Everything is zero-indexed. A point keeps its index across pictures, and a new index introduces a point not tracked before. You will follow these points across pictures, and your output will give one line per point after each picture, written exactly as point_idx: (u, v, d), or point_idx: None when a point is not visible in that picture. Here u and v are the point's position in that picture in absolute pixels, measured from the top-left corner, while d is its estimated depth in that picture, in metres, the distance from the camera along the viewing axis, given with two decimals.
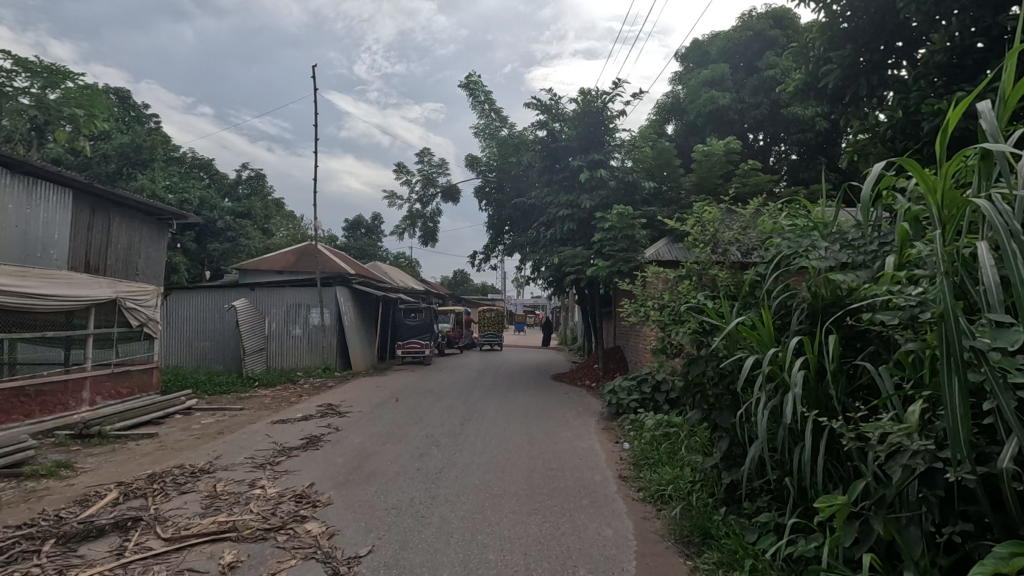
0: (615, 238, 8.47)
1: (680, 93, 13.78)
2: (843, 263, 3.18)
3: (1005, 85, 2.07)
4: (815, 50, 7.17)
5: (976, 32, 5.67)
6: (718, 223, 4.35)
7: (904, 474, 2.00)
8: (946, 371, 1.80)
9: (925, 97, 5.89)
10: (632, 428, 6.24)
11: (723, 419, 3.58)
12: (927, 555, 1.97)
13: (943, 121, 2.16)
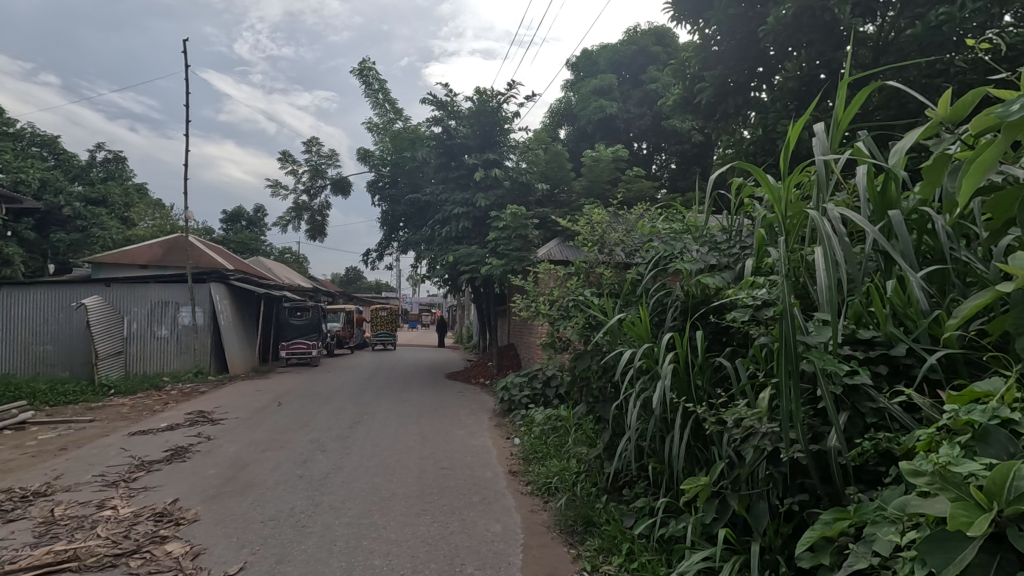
0: (510, 237, 8.61)
1: (571, 99, 14.38)
2: (711, 264, 3.49)
3: (838, 110, 2.36)
4: (690, 68, 7.81)
5: (820, 64, 6.49)
6: (605, 224, 4.57)
7: (754, 455, 2.24)
8: (788, 363, 2.02)
9: (780, 118, 6.64)
10: (523, 424, 6.37)
11: (606, 412, 3.79)
12: (772, 526, 2.20)
13: (786, 138, 2.41)
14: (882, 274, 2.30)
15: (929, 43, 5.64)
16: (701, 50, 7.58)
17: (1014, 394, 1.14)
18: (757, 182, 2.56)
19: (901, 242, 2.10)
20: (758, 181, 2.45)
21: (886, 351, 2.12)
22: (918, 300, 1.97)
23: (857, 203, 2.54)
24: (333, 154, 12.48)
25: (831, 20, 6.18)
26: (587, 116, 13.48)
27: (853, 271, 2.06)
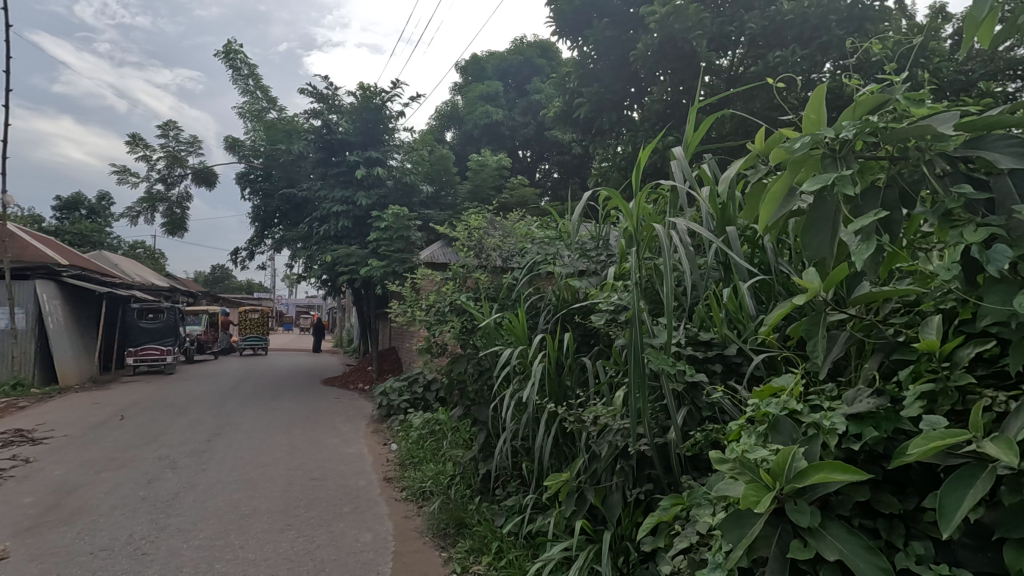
0: (391, 238, 8.42)
1: (458, 103, 14.45)
2: (579, 269, 3.70)
3: (691, 133, 2.58)
4: (570, 83, 8.23)
5: (682, 90, 7.14)
6: (483, 230, 4.65)
7: (610, 449, 2.41)
8: (635, 364, 2.20)
9: (647, 137, 7.19)
10: (400, 429, 6.25)
11: (481, 413, 3.86)
12: (624, 514, 2.38)
13: (638, 158, 2.61)
14: (722, 283, 2.56)
15: (769, 81, 6.46)
16: (580, 66, 8.03)
17: (800, 389, 1.30)
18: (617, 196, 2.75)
19: (734, 255, 2.37)
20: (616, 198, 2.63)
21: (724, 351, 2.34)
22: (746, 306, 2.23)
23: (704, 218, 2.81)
24: (194, 140, 11.37)
25: (690, 52, 6.83)
26: (473, 120, 13.63)
27: (691, 280, 2.29)
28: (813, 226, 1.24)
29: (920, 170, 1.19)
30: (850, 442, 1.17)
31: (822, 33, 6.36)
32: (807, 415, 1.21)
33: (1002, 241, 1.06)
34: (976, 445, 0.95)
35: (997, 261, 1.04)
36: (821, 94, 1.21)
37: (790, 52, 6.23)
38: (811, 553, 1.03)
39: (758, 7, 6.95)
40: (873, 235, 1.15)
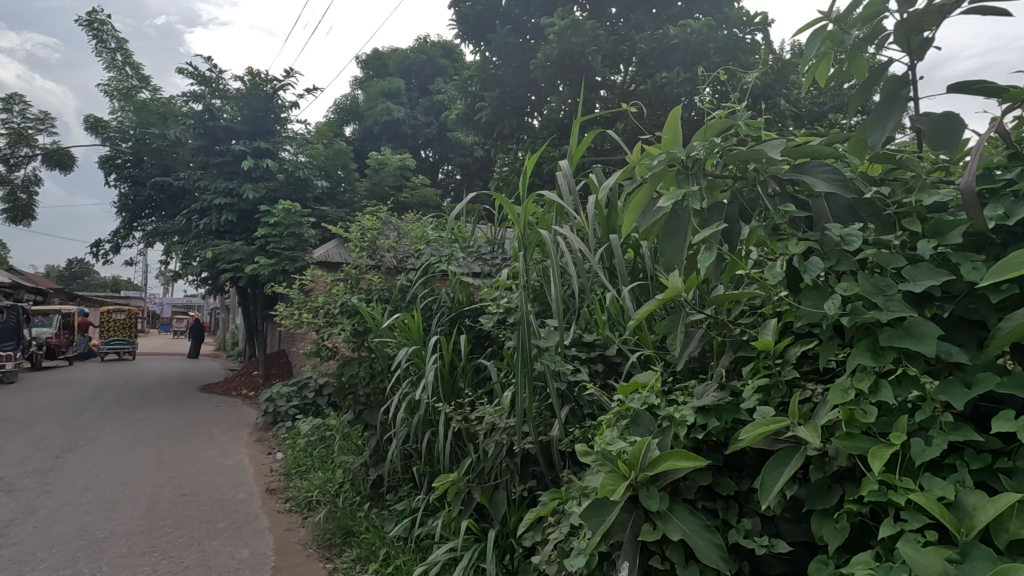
0: (282, 235, 7.92)
1: (358, 98, 14.01)
2: (474, 271, 3.74)
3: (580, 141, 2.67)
4: (473, 86, 8.31)
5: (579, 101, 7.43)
6: (377, 230, 4.55)
7: (497, 449, 2.46)
8: (520, 365, 2.25)
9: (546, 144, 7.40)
10: (288, 436, 5.90)
11: (372, 417, 3.78)
12: (509, 511, 2.44)
13: (524, 165, 2.67)
14: (606, 286, 2.68)
15: (657, 99, 6.91)
16: (482, 70, 8.12)
17: (659, 385, 1.40)
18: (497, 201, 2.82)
19: (616, 260, 2.46)
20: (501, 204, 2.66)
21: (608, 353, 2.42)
22: (627, 307, 2.33)
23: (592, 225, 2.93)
24: (46, 117, 10.02)
25: (586, 65, 7.11)
26: (373, 117, 13.23)
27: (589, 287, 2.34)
28: (668, 235, 1.24)
29: (755, 191, 1.24)
30: (698, 432, 1.28)
31: (702, 58, 6.90)
32: (663, 409, 1.32)
33: (816, 253, 1.10)
34: (792, 430, 1.07)
35: (811, 270, 1.06)
36: (678, 113, 1.24)
37: (675, 73, 6.70)
38: (659, 535, 1.12)
39: (647, 29, 7.41)
40: (715, 245, 1.18)
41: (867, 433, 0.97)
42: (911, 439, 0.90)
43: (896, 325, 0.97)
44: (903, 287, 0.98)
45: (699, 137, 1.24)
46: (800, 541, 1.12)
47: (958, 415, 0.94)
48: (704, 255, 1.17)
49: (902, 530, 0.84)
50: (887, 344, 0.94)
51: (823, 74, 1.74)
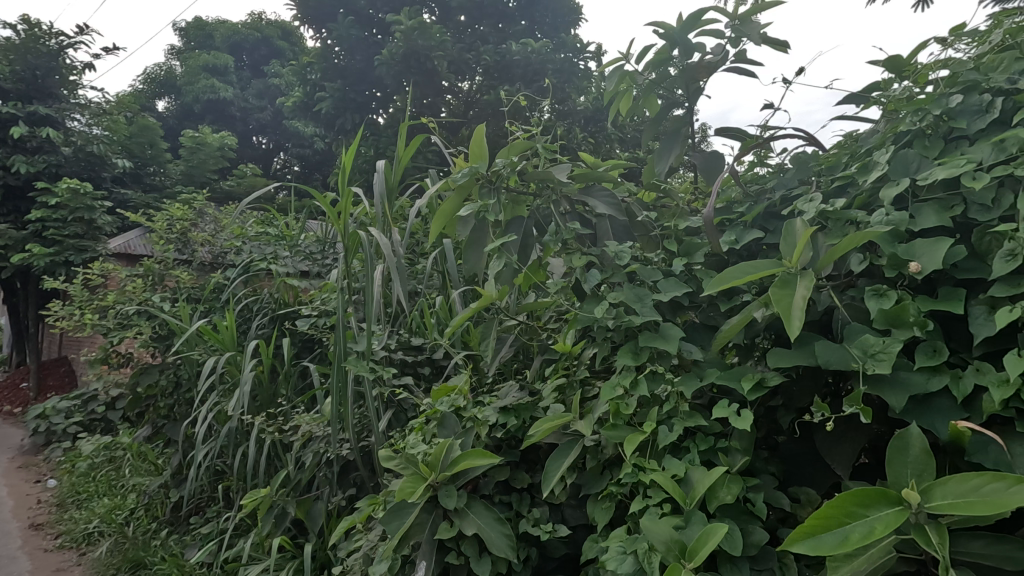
0: (64, 219, 6.64)
1: (175, 69, 12.37)
2: (301, 271, 3.52)
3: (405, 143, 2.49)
4: (312, 75, 7.88)
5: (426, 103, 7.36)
6: (189, 222, 4.07)
7: (314, 459, 2.34)
8: (337, 371, 2.16)
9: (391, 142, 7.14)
10: (65, 460, 4.94)
11: (175, 432, 3.35)
12: (327, 523, 2.33)
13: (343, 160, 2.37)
14: (436, 290, 2.69)
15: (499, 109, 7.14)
16: (323, 59, 7.70)
17: (468, 387, 1.46)
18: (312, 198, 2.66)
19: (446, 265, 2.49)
20: (316, 201, 2.50)
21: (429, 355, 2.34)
22: (453, 310, 2.36)
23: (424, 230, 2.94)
24: None
25: (430, 68, 7.09)
26: (193, 93, 11.76)
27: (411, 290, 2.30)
28: (470, 246, 1.32)
29: (550, 208, 1.36)
30: (498, 430, 1.36)
31: (541, 76, 7.29)
32: (468, 411, 1.38)
33: (596, 268, 1.25)
34: (573, 424, 1.20)
35: (590, 280, 1.21)
36: (484, 130, 1.31)
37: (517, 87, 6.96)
38: (454, 531, 1.17)
39: (492, 42, 7.63)
40: (508, 255, 1.28)
41: (629, 423, 1.13)
42: (658, 427, 1.07)
43: (651, 329, 1.15)
44: (655, 295, 1.16)
45: (503, 155, 1.33)
46: (581, 524, 1.24)
47: (697, 404, 1.13)
48: (497, 266, 1.26)
49: (647, 505, 0.99)
50: (643, 345, 1.11)
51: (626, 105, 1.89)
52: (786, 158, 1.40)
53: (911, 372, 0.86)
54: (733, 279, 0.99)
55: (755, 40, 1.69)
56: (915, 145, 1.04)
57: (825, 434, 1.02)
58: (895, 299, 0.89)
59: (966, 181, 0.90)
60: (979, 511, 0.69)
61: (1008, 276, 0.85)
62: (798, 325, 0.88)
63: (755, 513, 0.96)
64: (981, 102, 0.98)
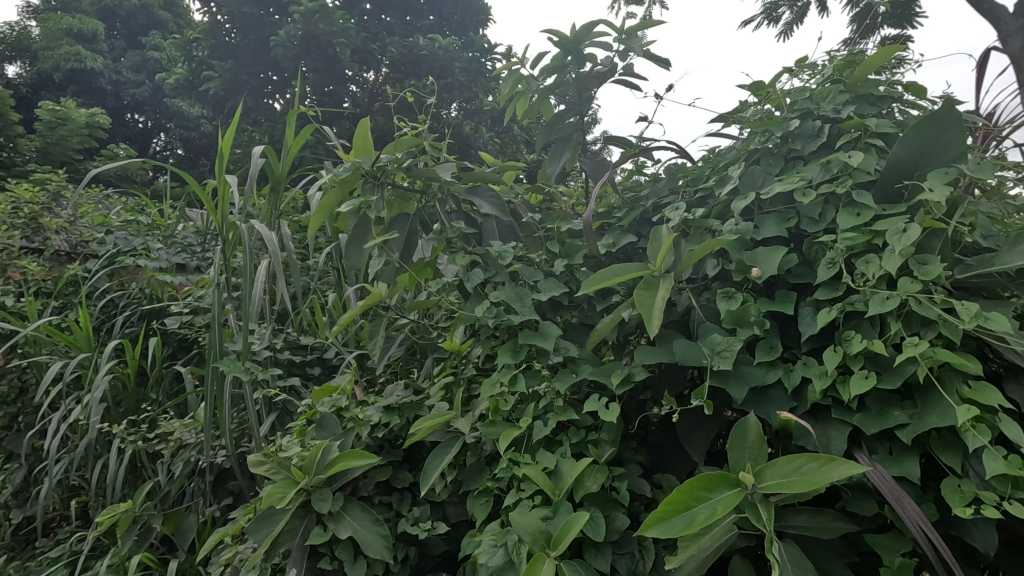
0: None
1: (29, 31, 10.81)
2: (177, 265, 3.23)
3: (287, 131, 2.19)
4: (199, 52, 7.23)
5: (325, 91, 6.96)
6: (41, 206, 3.57)
7: (185, 469, 2.15)
8: (211, 372, 1.98)
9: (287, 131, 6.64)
10: None
11: (16, 445, 2.92)
12: (197, 538, 2.13)
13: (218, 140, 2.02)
14: (328, 286, 2.58)
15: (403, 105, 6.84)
16: (212, 35, 7.09)
17: (351, 388, 1.42)
18: (188, 185, 2.43)
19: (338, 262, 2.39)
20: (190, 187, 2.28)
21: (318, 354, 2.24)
22: (346, 307, 2.27)
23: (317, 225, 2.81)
24: None
25: (332, 55, 6.72)
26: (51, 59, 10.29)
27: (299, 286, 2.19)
28: (351, 243, 1.30)
29: (435, 206, 1.36)
30: (381, 430, 1.33)
31: (448, 74, 7.04)
32: (349, 411, 1.34)
33: (479, 267, 1.27)
34: (454, 422, 1.20)
35: (473, 279, 1.22)
36: (368, 125, 1.27)
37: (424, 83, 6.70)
38: (328, 536, 1.13)
39: (398, 35, 7.42)
40: (390, 253, 1.28)
41: (508, 419, 1.15)
42: (534, 423, 1.10)
43: (530, 327, 1.19)
44: (535, 295, 1.19)
45: (388, 151, 1.31)
46: (462, 520, 1.25)
47: (572, 401, 1.17)
48: (376, 262, 1.26)
49: (521, 498, 1.02)
50: (522, 343, 1.15)
51: (520, 109, 1.92)
52: (660, 168, 1.51)
53: (752, 367, 0.96)
54: (604, 280, 1.04)
55: (639, 55, 1.79)
56: (762, 162, 1.15)
57: (685, 425, 1.11)
58: (740, 300, 0.98)
59: (798, 196, 1.01)
60: (798, 490, 0.77)
61: (829, 281, 0.97)
62: (656, 325, 0.95)
63: (618, 501, 1.02)
64: (814, 127, 1.11)
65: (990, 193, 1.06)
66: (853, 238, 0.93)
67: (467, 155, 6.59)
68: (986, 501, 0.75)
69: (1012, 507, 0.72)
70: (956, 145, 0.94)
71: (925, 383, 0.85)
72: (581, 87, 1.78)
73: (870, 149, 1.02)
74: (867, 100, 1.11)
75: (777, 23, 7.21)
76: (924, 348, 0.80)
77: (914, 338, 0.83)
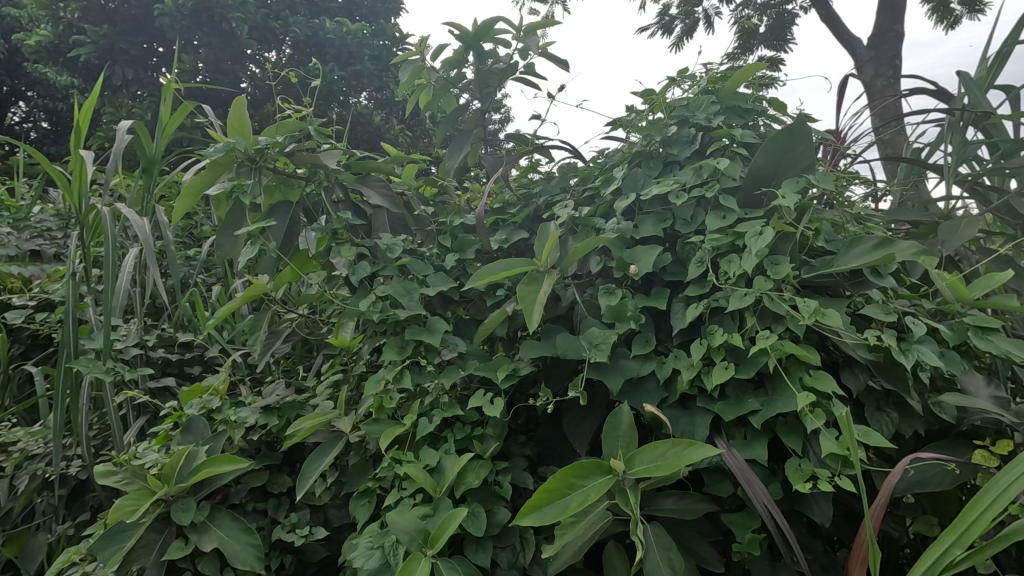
0: None
1: None
2: (29, 251, 2.82)
3: (162, 108, 1.97)
4: (66, 12, 6.34)
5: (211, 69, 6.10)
6: None
7: (31, 482, 1.87)
8: (63, 373, 1.74)
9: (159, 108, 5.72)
10: None
11: None
12: (46, 560, 1.87)
13: (76, 113, 1.78)
14: (211, 279, 2.37)
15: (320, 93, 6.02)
16: None
17: (225, 387, 1.31)
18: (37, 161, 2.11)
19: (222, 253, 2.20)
20: (38, 160, 1.97)
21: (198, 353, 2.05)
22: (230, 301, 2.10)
23: (198, 213, 2.56)
24: None
25: (228, 31, 6.00)
26: None
27: (175, 277, 1.98)
28: (223, 229, 1.22)
29: (321, 194, 1.29)
30: (257, 431, 1.24)
31: (356, 61, 6.47)
32: (221, 412, 1.24)
33: (366, 259, 1.22)
34: (337, 420, 1.15)
35: (358, 272, 1.18)
36: (246, 102, 1.16)
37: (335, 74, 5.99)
38: (190, 549, 1.04)
39: (300, 14, 6.78)
40: (266, 241, 1.20)
41: (393, 417, 1.12)
42: (419, 420, 1.08)
43: (418, 323, 1.16)
44: (423, 290, 1.17)
45: (266, 134, 1.23)
46: (345, 523, 1.21)
47: (459, 397, 1.17)
48: (249, 250, 1.18)
49: (402, 497, 0.99)
50: (408, 338, 1.12)
51: (422, 101, 1.86)
52: (554, 167, 1.53)
53: (628, 360, 1.00)
54: (490, 274, 1.04)
55: (538, 55, 1.81)
56: (644, 164, 1.21)
57: (570, 417, 1.13)
58: (619, 296, 1.02)
59: (673, 198, 1.07)
60: (661, 474, 0.81)
61: (698, 279, 1.03)
62: (537, 319, 0.97)
63: (500, 495, 1.02)
64: (689, 135, 1.18)
65: (834, 203, 1.19)
66: (718, 239, 0.99)
67: (374, 146, 6.34)
68: (820, 479, 0.84)
69: (839, 483, 0.81)
70: (805, 157, 1.04)
71: (774, 373, 0.93)
72: (482, 84, 1.77)
73: (735, 158, 1.10)
74: (735, 112, 1.20)
75: (672, 34, 7.66)
76: (773, 341, 0.87)
77: (765, 331, 0.90)
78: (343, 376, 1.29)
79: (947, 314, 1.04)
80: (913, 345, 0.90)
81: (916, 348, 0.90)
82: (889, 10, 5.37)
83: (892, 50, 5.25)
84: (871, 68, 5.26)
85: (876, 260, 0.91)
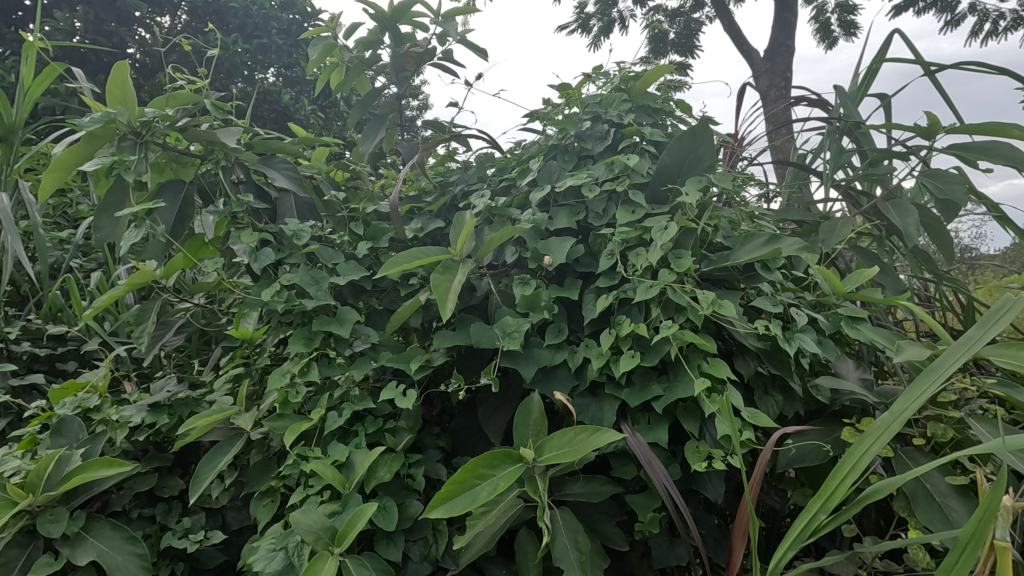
0: None
1: None
2: None
3: (23, 70, 1.71)
4: None
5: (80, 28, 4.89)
6: None
7: None
8: None
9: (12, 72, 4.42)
10: None
11: None
12: None
13: None
14: (88, 265, 2.10)
15: (221, 66, 5.47)
16: None
17: (104, 384, 1.19)
18: None
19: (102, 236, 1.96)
20: None
21: (73, 346, 1.82)
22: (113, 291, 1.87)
23: (71, 191, 2.26)
24: None
25: None
26: None
27: (44, 261, 1.74)
28: (104, 208, 1.10)
29: (218, 174, 1.19)
30: (143, 432, 1.13)
31: (263, 34, 5.90)
32: (100, 412, 1.12)
33: (270, 246, 1.15)
34: (236, 417, 1.07)
35: (261, 259, 1.10)
36: (128, 69, 1.04)
37: (238, 48, 5.47)
38: (60, 564, 0.93)
39: None
40: (153, 224, 1.09)
41: (299, 412, 1.07)
42: (328, 414, 1.04)
43: (327, 313, 1.11)
44: (332, 278, 1.12)
45: (153, 106, 1.12)
46: (246, 525, 1.14)
47: (367, 391, 1.13)
48: (134, 234, 1.06)
49: (307, 494, 0.95)
50: (316, 329, 1.07)
51: (334, 80, 1.76)
52: (471, 157, 1.52)
53: (540, 349, 1.02)
54: (403, 262, 1.01)
55: (457, 41, 1.78)
56: (559, 158, 1.22)
57: (484, 407, 1.14)
58: (533, 286, 1.03)
59: (585, 192, 1.10)
60: (569, 460, 0.83)
61: (607, 271, 1.07)
62: (451, 309, 0.95)
63: (412, 488, 1.00)
64: (602, 130, 1.22)
65: (731, 201, 1.27)
66: (627, 233, 1.03)
67: (281, 125, 5.91)
68: (714, 458, 0.90)
69: (730, 461, 0.87)
70: (706, 158, 1.10)
71: (675, 360, 0.99)
72: (398, 67, 1.70)
73: (644, 154, 1.14)
74: (645, 111, 1.25)
75: (588, 32, 7.84)
76: (674, 330, 0.92)
77: (668, 321, 0.95)
78: (244, 370, 1.21)
79: (825, 305, 1.14)
80: (796, 333, 0.99)
81: (798, 336, 0.99)
82: (781, 27, 5.83)
83: (784, 64, 5.71)
84: (766, 79, 5.69)
85: (764, 254, 0.98)
